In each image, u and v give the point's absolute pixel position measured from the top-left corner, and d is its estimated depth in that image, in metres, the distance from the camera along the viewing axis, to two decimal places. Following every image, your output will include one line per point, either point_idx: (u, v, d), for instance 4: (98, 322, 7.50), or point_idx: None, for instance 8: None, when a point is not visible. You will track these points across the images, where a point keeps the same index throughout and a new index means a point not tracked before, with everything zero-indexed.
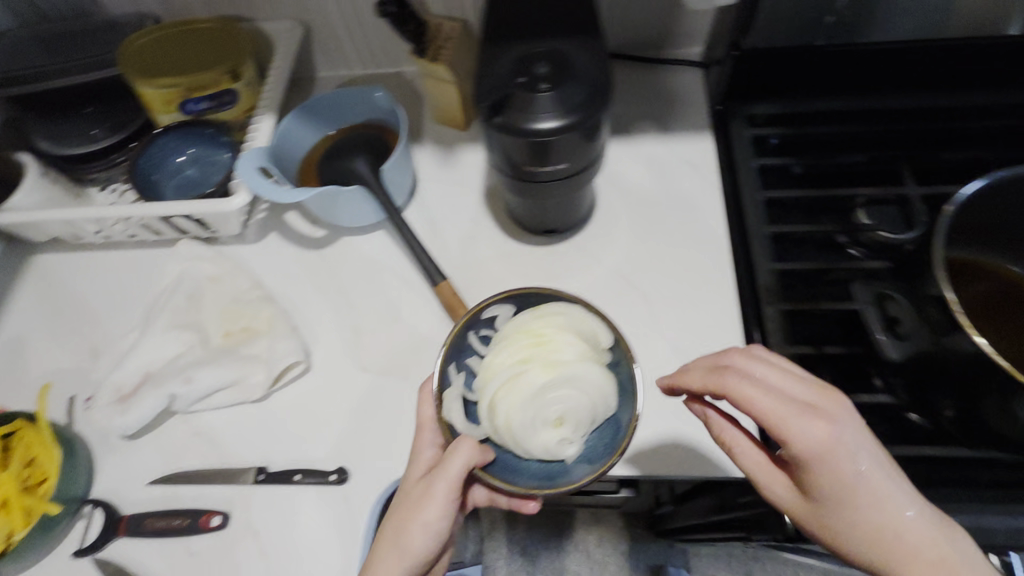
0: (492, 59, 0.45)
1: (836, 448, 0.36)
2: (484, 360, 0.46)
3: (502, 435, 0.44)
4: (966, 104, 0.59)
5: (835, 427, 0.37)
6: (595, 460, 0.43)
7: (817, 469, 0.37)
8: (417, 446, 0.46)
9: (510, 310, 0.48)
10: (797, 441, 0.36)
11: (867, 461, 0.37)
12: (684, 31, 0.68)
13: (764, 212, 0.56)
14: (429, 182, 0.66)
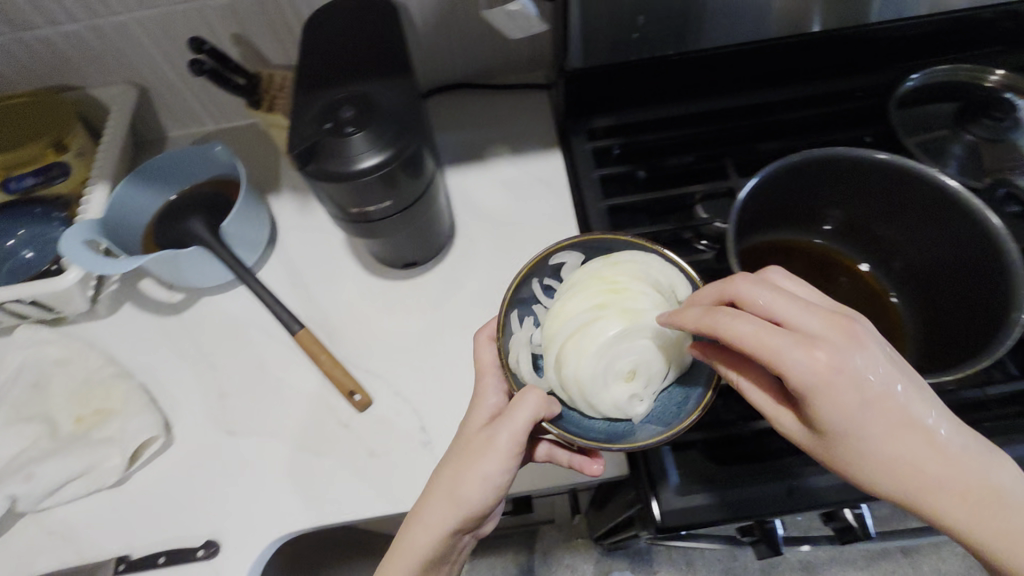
0: (301, 110, 0.46)
1: (836, 380, 0.33)
2: (555, 308, 0.45)
3: (569, 389, 0.43)
4: (778, 99, 0.65)
5: (842, 358, 0.33)
6: (665, 422, 0.43)
7: (824, 405, 0.33)
8: (483, 393, 0.46)
9: (578, 258, 0.47)
10: (796, 375, 0.33)
11: (878, 390, 0.34)
12: (523, 56, 0.71)
13: (606, 219, 0.58)
14: (289, 229, 0.65)
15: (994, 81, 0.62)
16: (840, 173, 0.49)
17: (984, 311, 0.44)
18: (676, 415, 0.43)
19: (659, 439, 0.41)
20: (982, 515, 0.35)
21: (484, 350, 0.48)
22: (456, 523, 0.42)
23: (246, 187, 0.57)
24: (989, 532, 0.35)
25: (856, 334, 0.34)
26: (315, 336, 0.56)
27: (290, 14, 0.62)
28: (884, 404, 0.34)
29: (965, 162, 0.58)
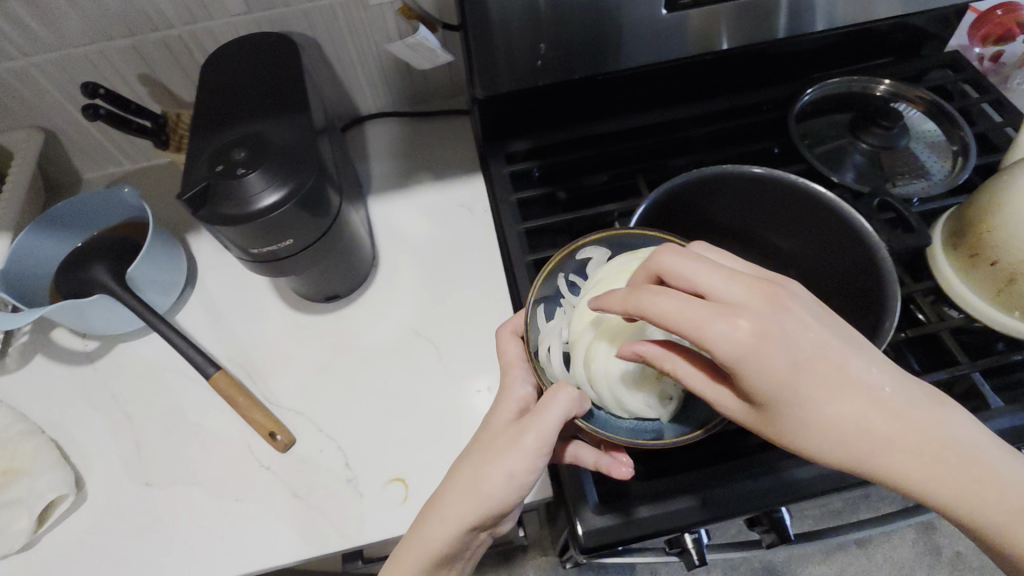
0: (194, 157, 0.47)
1: (760, 346, 0.32)
2: (582, 304, 0.46)
3: (596, 386, 0.44)
4: (688, 115, 0.67)
5: (765, 325, 0.33)
6: (693, 421, 0.44)
7: (757, 376, 0.33)
8: (510, 386, 0.46)
9: (604, 254, 0.48)
10: (719, 346, 0.32)
11: (804, 352, 0.33)
12: (442, 83, 0.72)
13: (523, 241, 0.59)
14: (210, 268, 0.64)
15: (882, 90, 0.66)
16: (728, 191, 0.51)
17: (858, 317, 0.48)
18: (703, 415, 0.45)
19: (686, 438, 0.42)
20: (942, 472, 0.34)
21: (508, 344, 0.48)
22: (474, 520, 0.41)
23: (153, 230, 0.55)
24: (951, 488, 0.34)
25: (776, 298, 0.34)
26: (232, 378, 0.54)
27: (197, 52, 0.61)
28: (822, 368, 0.34)
29: (861, 168, 0.61)
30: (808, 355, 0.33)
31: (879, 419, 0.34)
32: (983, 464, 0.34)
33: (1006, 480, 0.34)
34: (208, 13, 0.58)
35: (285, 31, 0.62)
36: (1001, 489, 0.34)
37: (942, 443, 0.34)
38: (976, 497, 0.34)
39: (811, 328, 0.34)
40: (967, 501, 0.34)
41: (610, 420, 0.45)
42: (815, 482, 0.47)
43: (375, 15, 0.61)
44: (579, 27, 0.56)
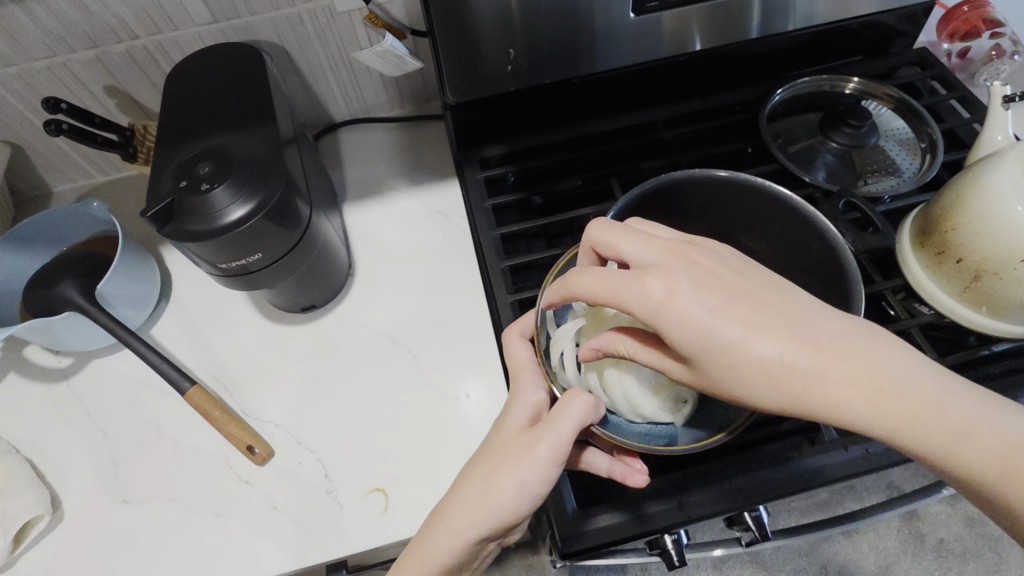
0: (159, 173, 0.47)
1: (669, 299, 0.36)
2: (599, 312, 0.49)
3: (613, 392, 0.47)
4: (662, 117, 0.67)
5: (673, 279, 0.36)
6: (706, 427, 0.46)
7: (675, 327, 0.36)
8: (524, 390, 0.46)
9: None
10: (635, 304, 0.36)
11: (717, 302, 0.36)
12: (416, 89, 0.72)
13: (498, 247, 0.59)
14: (185, 280, 0.63)
15: (851, 89, 0.66)
16: (698, 194, 0.52)
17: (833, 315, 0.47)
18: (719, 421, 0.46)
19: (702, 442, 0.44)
20: (882, 400, 0.34)
21: (518, 348, 0.48)
22: (482, 531, 0.41)
23: (124, 244, 0.55)
24: (894, 416, 0.34)
25: (685, 256, 0.38)
26: (208, 393, 0.54)
27: (165, 62, 0.61)
28: (737, 312, 0.36)
29: (832, 168, 0.62)
30: (719, 302, 0.36)
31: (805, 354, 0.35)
32: (924, 388, 0.34)
33: (949, 404, 0.34)
34: (173, 23, 0.57)
35: (253, 40, 0.61)
36: (946, 413, 0.34)
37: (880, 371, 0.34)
38: (917, 420, 0.33)
39: (719, 278, 0.37)
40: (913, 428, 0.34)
41: (626, 425, 0.47)
42: (790, 481, 0.47)
43: (344, 22, 0.61)
44: (548, 31, 0.56)
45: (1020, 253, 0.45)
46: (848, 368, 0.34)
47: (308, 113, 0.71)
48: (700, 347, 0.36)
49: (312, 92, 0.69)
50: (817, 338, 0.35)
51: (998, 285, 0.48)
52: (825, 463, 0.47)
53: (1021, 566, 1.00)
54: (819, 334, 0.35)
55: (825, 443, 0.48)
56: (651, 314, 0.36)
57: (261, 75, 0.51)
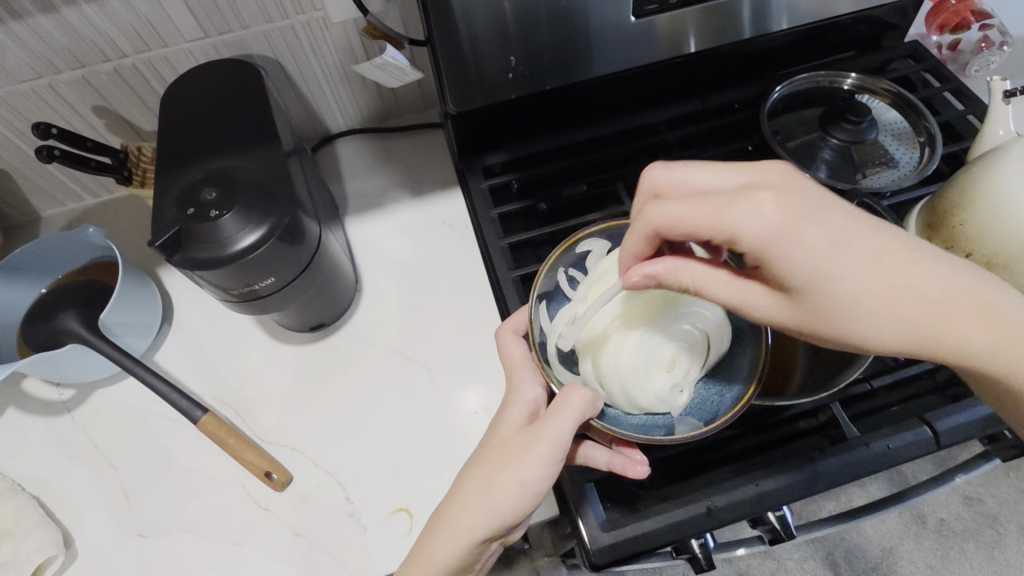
0: (161, 194, 0.46)
1: (785, 223, 0.34)
2: (590, 299, 0.47)
3: (608, 383, 0.45)
4: (662, 118, 0.67)
5: (782, 195, 0.35)
6: (704, 416, 0.45)
7: (788, 251, 0.34)
8: (520, 387, 0.45)
9: (603, 247, 0.49)
10: (745, 226, 0.34)
11: (833, 225, 0.34)
12: (412, 96, 0.71)
13: (508, 257, 0.59)
14: (187, 303, 0.62)
15: (849, 83, 0.67)
16: None
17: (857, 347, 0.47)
18: (719, 407, 0.45)
19: (699, 432, 0.43)
20: (994, 333, 0.35)
21: (510, 344, 0.48)
22: (486, 532, 0.40)
23: (123, 272, 0.53)
24: (1001, 354, 0.35)
25: (783, 178, 0.37)
26: (221, 420, 0.53)
27: (157, 80, 0.59)
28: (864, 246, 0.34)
29: (833, 164, 0.62)
30: (850, 233, 0.34)
31: (932, 288, 0.34)
32: None
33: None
34: (162, 40, 0.55)
35: (246, 54, 0.60)
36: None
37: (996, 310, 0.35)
38: None
39: (830, 204, 0.36)
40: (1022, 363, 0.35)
41: (620, 417, 0.45)
42: (814, 480, 0.48)
43: (339, 32, 0.60)
44: (548, 38, 0.55)
45: None
46: (964, 301, 0.35)
47: (304, 126, 0.70)
48: (823, 281, 0.34)
49: (308, 104, 0.67)
50: (940, 276, 0.35)
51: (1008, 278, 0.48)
52: (847, 460, 0.48)
53: (1017, 542, 1.02)
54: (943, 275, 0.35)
55: (848, 441, 0.49)
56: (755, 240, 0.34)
57: (261, 94, 0.50)
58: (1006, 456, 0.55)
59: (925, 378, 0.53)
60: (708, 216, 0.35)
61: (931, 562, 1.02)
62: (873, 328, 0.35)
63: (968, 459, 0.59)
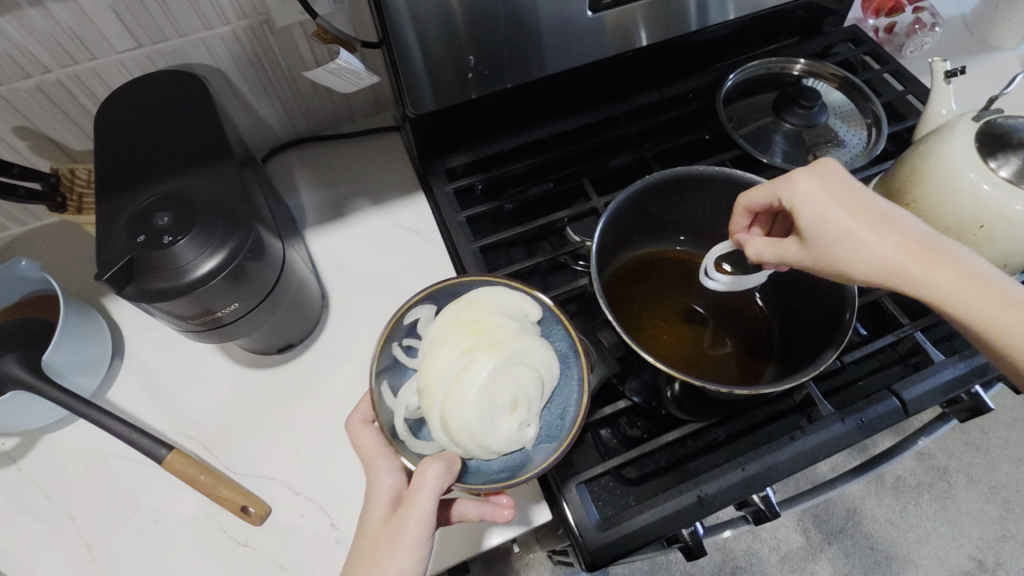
0: (107, 222, 0.42)
1: (817, 196, 0.42)
2: (423, 365, 0.43)
3: (462, 444, 0.41)
4: (622, 111, 0.67)
5: (810, 177, 0.43)
6: (556, 438, 0.42)
7: (814, 215, 0.42)
8: (375, 479, 0.42)
9: (430, 310, 0.46)
10: (791, 196, 0.43)
11: (842, 206, 0.41)
12: (365, 100, 0.68)
13: (479, 260, 0.57)
14: (137, 333, 0.58)
15: (798, 69, 0.68)
16: (696, 186, 0.52)
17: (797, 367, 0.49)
18: (562, 425, 0.43)
19: (558, 456, 0.41)
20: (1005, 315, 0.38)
21: (362, 435, 0.44)
22: None
23: (65, 307, 0.49)
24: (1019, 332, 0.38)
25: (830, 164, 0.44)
26: (189, 456, 0.49)
27: (83, 94, 0.54)
28: (855, 199, 0.42)
29: (786, 149, 0.64)
30: (856, 198, 0.42)
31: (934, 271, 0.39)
32: None
33: (1021, 298, 0.39)
34: (89, 52, 0.51)
35: (184, 63, 0.56)
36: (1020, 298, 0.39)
37: (948, 254, 0.40)
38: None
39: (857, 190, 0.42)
40: (976, 309, 0.39)
41: (483, 466, 0.42)
42: (795, 459, 0.49)
43: (285, 36, 0.57)
44: (507, 35, 0.54)
45: (979, 218, 0.49)
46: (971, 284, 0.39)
47: (253, 136, 0.66)
48: (833, 246, 0.42)
49: (255, 113, 0.64)
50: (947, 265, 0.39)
51: None
52: (825, 436, 0.50)
53: (966, 491, 1.09)
54: (917, 225, 0.41)
55: (824, 417, 0.50)
56: (790, 192, 0.43)
57: (209, 108, 0.47)
58: (963, 418, 0.58)
59: (888, 349, 0.56)
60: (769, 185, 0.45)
61: (891, 518, 1.08)
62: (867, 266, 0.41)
63: (929, 423, 0.62)
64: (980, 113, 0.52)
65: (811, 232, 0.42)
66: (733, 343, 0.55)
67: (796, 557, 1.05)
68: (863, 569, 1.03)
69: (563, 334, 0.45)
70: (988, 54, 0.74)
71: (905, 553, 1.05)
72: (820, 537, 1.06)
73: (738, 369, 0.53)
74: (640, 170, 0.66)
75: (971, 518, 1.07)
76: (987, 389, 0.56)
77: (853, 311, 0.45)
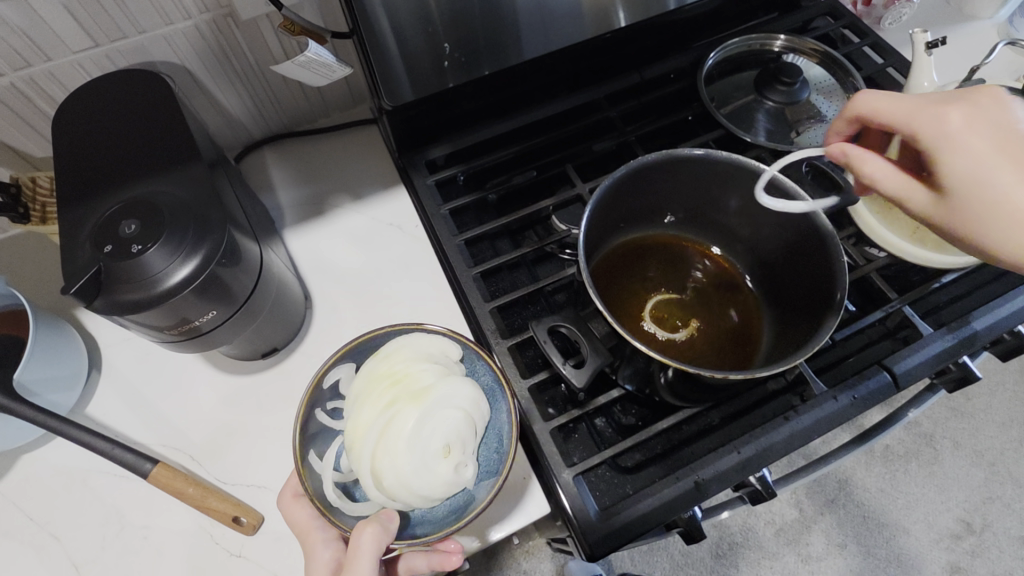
0: (72, 233, 0.41)
1: (965, 135, 0.39)
2: (349, 427, 0.43)
3: (399, 497, 0.41)
4: (604, 94, 0.66)
5: (968, 110, 0.39)
6: (494, 469, 0.42)
7: (956, 156, 0.39)
8: (313, 552, 0.43)
9: (351, 368, 0.45)
10: (936, 126, 0.39)
11: (993, 152, 0.38)
12: (339, 93, 0.66)
13: (464, 253, 0.56)
14: (115, 344, 0.56)
15: (778, 46, 0.68)
16: (675, 171, 0.51)
17: (784, 354, 0.49)
18: (498, 458, 0.42)
19: (498, 489, 0.41)
20: None
21: (295, 512, 0.45)
22: None
23: (35, 321, 0.47)
24: None
25: (993, 102, 0.40)
26: (175, 469, 0.48)
27: (39, 98, 0.52)
28: (1014, 146, 0.38)
29: (769, 127, 0.63)
30: (1011, 146, 0.38)
31: None
32: None
33: None
34: (43, 54, 0.48)
35: (146, 61, 0.53)
36: None
37: None
38: None
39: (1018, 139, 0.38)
40: None
41: (427, 514, 0.42)
42: (790, 440, 0.49)
43: (251, 29, 0.55)
44: (483, 19, 0.52)
45: None
46: None
47: (223, 134, 0.64)
48: (973, 191, 0.38)
49: (224, 110, 0.61)
50: None
51: None
52: (818, 416, 0.50)
53: (952, 456, 1.11)
54: None
55: (817, 397, 0.50)
56: (937, 119, 0.40)
57: (170, 109, 0.45)
58: (950, 388, 0.58)
59: (877, 325, 0.55)
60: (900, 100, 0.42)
61: (881, 487, 1.09)
62: (991, 222, 0.38)
63: (918, 394, 0.63)
64: (962, 83, 0.51)
65: (953, 174, 0.39)
66: (724, 325, 0.55)
67: (791, 529, 1.06)
68: (856, 537, 1.05)
69: (486, 368, 0.45)
70: (965, 23, 0.73)
71: (895, 519, 1.07)
72: (813, 509, 1.08)
73: (730, 353, 0.53)
74: (624, 153, 0.65)
75: (957, 482, 1.10)
76: (972, 359, 0.57)
77: (843, 291, 0.45)
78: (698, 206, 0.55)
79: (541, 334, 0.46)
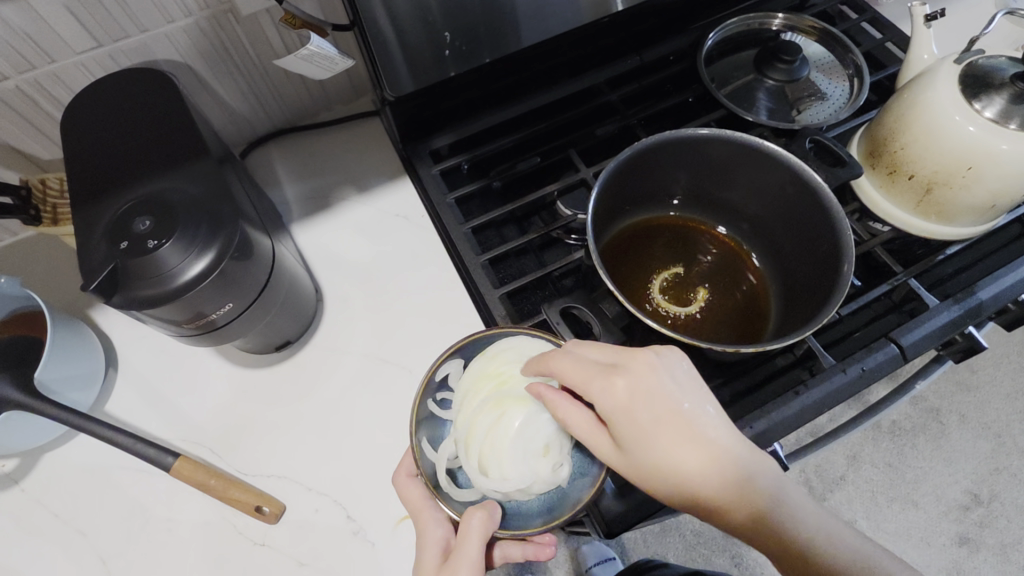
0: (88, 230, 0.41)
1: (625, 414, 0.37)
2: (459, 420, 0.44)
3: (501, 489, 0.43)
4: (604, 78, 0.66)
5: (630, 377, 0.37)
6: (588, 472, 0.43)
7: (630, 424, 0.37)
8: (425, 530, 0.43)
9: (459, 364, 0.46)
10: (601, 397, 0.38)
11: (644, 402, 0.37)
12: (341, 86, 0.66)
13: (472, 242, 0.57)
14: (130, 341, 0.56)
15: (777, 24, 0.68)
16: (687, 150, 0.51)
17: (791, 327, 0.50)
18: (593, 459, 0.43)
19: (593, 492, 0.42)
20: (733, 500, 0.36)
21: (408, 487, 0.45)
22: None
23: (51, 320, 0.48)
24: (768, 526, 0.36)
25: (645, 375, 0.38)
26: (196, 461, 0.48)
27: (44, 100, 0.52)
28: (638, 418, 0.37)
29: (770, 106, 0.63)
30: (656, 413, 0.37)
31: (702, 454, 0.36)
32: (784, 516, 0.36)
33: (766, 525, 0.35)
34: (46, 55, 0.49)
35: (149, 60, 0.53)
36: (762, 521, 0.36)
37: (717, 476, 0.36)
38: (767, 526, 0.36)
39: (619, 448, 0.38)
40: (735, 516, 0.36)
41: (521, 506, 0.43)
42: (800, 413, 0.50)
43: (251, 25, 0.55)
44: (479, 5, 0.53)
45: (967, 161, 0.49)
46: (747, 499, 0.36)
47: (227, 130, 0.64)
48: (635, 438, 0.37)
49: (228, 106, 0.62)
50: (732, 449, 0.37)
51: (948, 194, 0.52)
52: (829, 389, 0.50)
53: (959, 429, 1.11)
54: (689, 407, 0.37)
55: (826, 369, 0.51)
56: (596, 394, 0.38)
57: (180, 107, 0.46)
58: (956, 359, 0.59)
59: (883, 299, 0.56)
60: (583, 369, 0.39)
61: (889, 462, 1.10)
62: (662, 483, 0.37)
63: (925, 366, 0.63)
64: (961, 55, 0.52)
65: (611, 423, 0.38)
66: (735, 303, 0.56)
67: None
68: (865, 512, 1.05)
69: None
70: None
71: (904, 494, 1.07)
72: (822, 486, 1.08)
73: (737, 329, 0.54)
74: (626, 137, 0.65)
75: (964, 455, 1.10)
76: (978, 328, 0.57)
77: (850, 264, 0.45)
78: (707, 188, 0.56)
79: (553, 316, 0.47)
